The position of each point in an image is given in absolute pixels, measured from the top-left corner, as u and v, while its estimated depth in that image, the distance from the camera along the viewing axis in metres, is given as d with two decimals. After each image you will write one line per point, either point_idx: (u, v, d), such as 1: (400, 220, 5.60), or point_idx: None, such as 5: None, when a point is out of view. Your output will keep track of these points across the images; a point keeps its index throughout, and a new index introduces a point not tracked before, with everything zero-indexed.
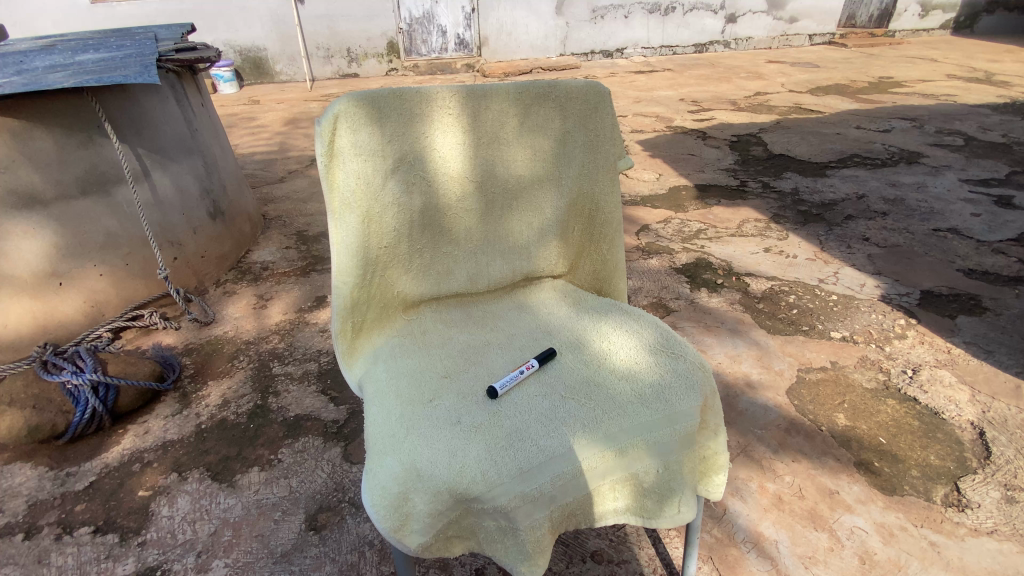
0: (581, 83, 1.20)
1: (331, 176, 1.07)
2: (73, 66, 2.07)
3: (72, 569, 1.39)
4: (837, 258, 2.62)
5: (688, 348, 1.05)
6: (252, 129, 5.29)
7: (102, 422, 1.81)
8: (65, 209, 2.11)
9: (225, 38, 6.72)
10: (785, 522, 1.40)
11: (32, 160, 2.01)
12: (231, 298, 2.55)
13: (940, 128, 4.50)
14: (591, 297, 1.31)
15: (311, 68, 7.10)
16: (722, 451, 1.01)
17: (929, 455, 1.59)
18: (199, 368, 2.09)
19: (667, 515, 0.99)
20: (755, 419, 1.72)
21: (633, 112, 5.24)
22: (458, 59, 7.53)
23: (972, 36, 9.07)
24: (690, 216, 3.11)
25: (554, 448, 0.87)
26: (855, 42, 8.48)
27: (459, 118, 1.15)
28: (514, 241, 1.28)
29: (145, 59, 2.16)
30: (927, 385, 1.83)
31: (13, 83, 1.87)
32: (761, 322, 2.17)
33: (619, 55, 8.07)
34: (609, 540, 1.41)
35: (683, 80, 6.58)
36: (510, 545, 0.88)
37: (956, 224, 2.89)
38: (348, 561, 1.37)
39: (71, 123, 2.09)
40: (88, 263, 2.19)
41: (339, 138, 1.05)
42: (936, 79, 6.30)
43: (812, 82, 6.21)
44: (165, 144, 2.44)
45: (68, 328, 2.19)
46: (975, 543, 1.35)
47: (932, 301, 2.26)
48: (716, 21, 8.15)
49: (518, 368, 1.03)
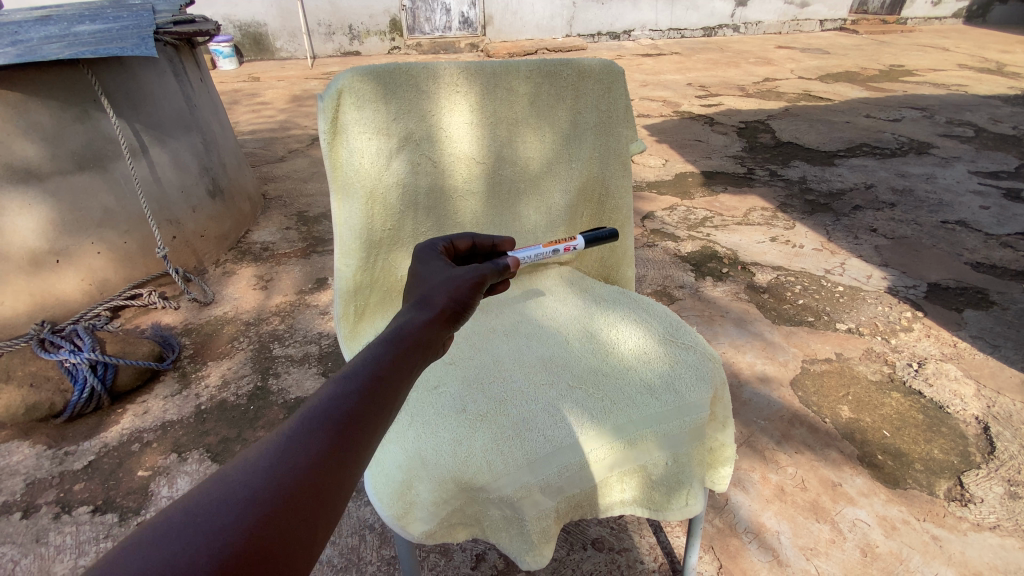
0: (595, 61, 1.16)
1: (334, 155, 1.05)
2: (68, 37, 2.01)
3: (71, 549, 1.38)
4: (844, 249, 2.59)
5: (698, 338, 1.02)
6: (254, 106, 5.23)
7: (101, 402, 1.80)
8: (61, 184, 2.07)
9: (225, 12, 6.61)
10: (786, 513, 1.40)
11: (28, 134, 1.97)
12: (230, 278, 2.51)
13: (951, 118, 4.43)
14: (598, 286, 1.27)
15: (312, 45, 7.01)
16: (730, 443, 0.99)
17: (934, 449, 1.58)
18: (198, 349, 2.06)
19: (675, 508, 0.98)
20: (759, 410, 1.70)
21: (640, 97, 5.17)
22: (462, 38, 7.40)
23: (984, 26, 8.93)
24: (696, 204, 3.07)
25: (562, 437, 0.85)
26: (866, 29, 8.34)
27: (467, 96, 1.12)
28: (521, 226, 1.26)
29: (142, 30, 2.11)
30: (933, 378, 1.82)
31: (8, 54, 1.82)
32: (766, 313, 2.15)
33: (625, 36, 7.94)
34: (609, 528, 1.40)
35: (691, 63, 6.50)
36: (516, 535, 0.87)
37: (965, 217, 2.86)
38: (349, 544, 1.36)
39: (67, 96, 2.05)
40: (87, 240, 2.17)
41: (343, 114, 1.02)
42: (946, 68, 6.20)
43: (822, 69, 6.12)
44: (163, 119, 2.40)
45: (66, 306, 2.16)
46: (977, 538, 1.34)
47: (939, 294, 2.25)
48: (725, 5, 8.00)
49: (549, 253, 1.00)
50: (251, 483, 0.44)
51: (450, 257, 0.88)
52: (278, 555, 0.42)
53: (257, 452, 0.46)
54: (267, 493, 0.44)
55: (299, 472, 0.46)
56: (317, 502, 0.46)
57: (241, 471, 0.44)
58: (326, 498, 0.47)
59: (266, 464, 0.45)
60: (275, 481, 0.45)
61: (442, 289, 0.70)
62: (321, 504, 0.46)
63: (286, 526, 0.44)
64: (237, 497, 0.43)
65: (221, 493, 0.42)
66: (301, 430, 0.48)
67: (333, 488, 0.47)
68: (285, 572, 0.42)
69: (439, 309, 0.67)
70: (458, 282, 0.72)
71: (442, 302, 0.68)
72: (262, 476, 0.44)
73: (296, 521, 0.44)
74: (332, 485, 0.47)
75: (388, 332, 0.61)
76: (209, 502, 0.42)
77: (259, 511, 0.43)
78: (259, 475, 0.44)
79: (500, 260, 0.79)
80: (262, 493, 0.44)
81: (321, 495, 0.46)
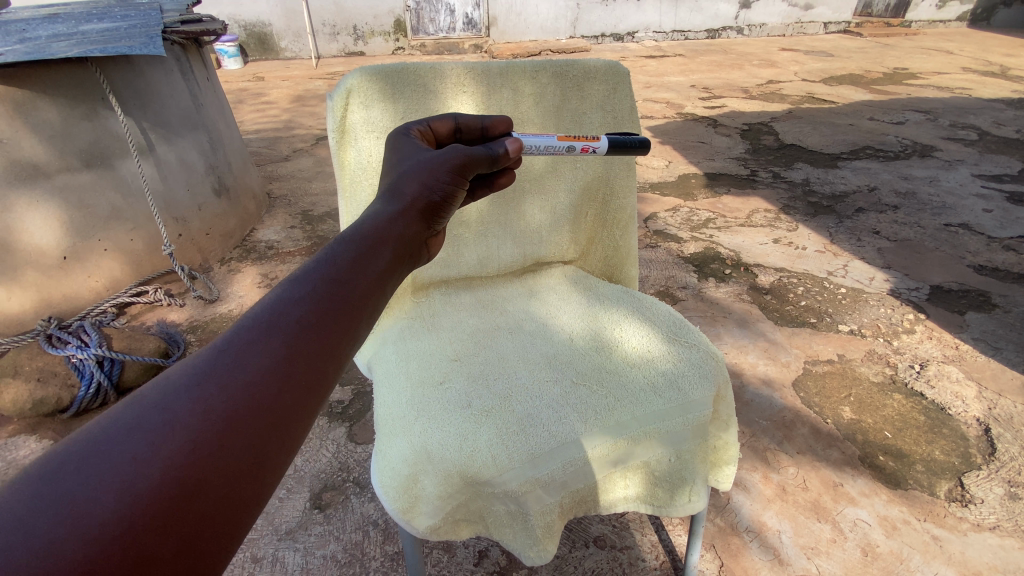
0: (600, 62, 1.16)
1: (342, 154, 1.09)
2: (76, 35, 2.03)
3: None
4: (847, 251, 2.60)
5: (701, 337, 1.03)
6: (258, 105, 5.25)
7: (107, 397, 1.82)
8: (69, 181, 2.08)
9: (230, 12, 6.63)
10: (787, 513, 1.41)
11: (36, 132, 1.99)
12: (235, 276, 2.53)
13: (954, 121, 4.43)
14: (602, 285, 1.28)
15: (317, 45, 7.04)
16: (734, 442, 1.00)
17: (935, 450, 1.58)
18: (204, 346, 2.08)
19: (678, 504, 0.99)
20: (761, 411, 1.71)
21: (643, 98, 5.18)
22: (466, 39, 7.42)
23: (988, 29, 8.93)
24: (699, 205, 3.08)
25: (566, 433, 0.86)
26: (869, 32, 8.34)
27: (472, 96, 1.13)
28: (525, 225, 1.29)
29: (150, 29, 2.13)
30: (935, 380, 1.83)
31: (16, 51, 1.83)
32: (769, 314, 2.16)
33: (629, 38, 7.94)
34: (611, 526, 1.41)
35: (694, 65, 6.51)
36: (520, 530, 0.88)
37: (968, 219, 2.87)
38: (353, 539, 1.37)
39: (75, 94, 2.06)
40: (93, 237, 2.18)
41: (350, 113, 1.07)
42: (951, 72, 6.20)
43: (826, 72, 6.12)
44: (170, 118, 2.42)
45: (73, 303, 2.18)
46: (977, 538, 1.35)
47: (941, 297, 2.25)
48: (729, 7, 8.01)
49: (562, 147, 0.94)
50: (167, 408, 0.43)
51: (431, 140, 0.91)
52: (207, 484, 0.42)
53: (176, 374, 0.45)
54: (188, 419, 0.43)
55: (226, 400, 0.45)
56: (250, 431, 0.45)
57: (157, 395, 0.43)
58: (263, 429, 0.46)
59: (187, 388, 0.44)
60: (202, 407, 0.43)
61: (413, 177, 0.71)
62: (255, 433, 0.45)
63: (216, 449, 0.43)
64: (151, 422, 0.42)
65: (132, 419, 0.41)
66: (237, 346, 0.47)
67: (281, 412, 0.47)
68: (222, 491, 0.43)
69: (399, 213, 0.66)
70: (434, 167, 0.73)
71: (413, 191, 0.70)
72: (181, 400, 0.43)
73: (228, 446, 0.44)
74: (267, 411, 0.46)
75: (341, 238, 0.60)
76: (119, 427, 0.41)
77: (177, 438, 0.42)
78: (180, 396, 0.43)
79: (497, 147, 0.83)
80: (181, 419, 0.42)
81: (262, 418, 0.46)
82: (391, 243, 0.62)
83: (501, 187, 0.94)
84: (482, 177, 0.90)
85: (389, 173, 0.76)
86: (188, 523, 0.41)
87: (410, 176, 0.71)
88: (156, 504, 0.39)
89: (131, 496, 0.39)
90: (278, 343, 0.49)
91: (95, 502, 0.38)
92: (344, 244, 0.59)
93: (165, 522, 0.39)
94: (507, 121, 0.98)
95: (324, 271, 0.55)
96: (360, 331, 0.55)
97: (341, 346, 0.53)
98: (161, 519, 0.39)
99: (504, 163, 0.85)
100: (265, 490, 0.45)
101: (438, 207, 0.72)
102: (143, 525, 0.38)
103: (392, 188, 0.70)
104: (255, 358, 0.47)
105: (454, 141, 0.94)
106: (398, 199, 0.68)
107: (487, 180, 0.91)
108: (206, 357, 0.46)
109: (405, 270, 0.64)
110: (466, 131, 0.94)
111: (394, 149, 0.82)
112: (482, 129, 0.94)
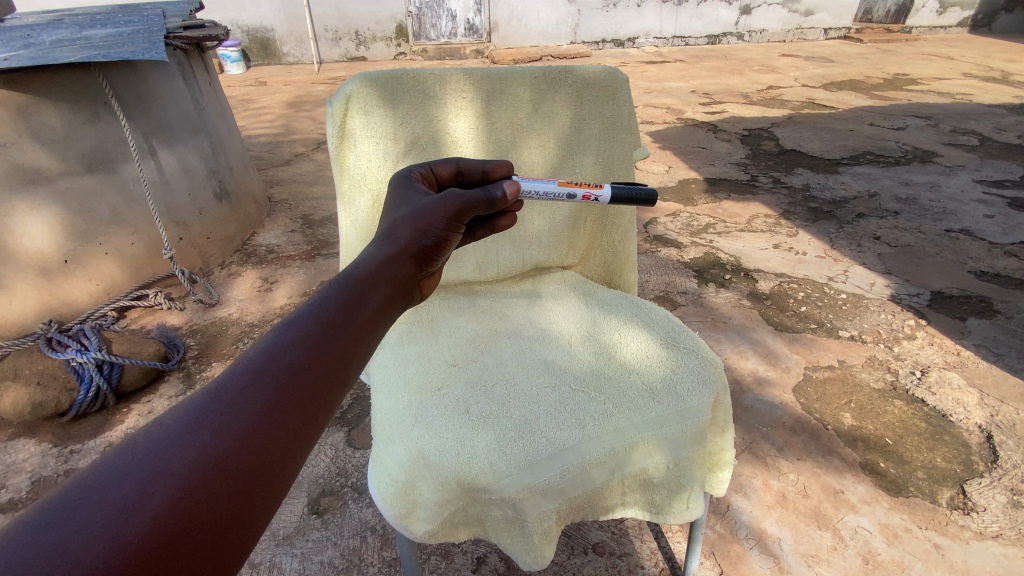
0: (599, 68, 1.15)
1: (342, 158, 1.10)
2: (80, 41, 2.05)
3: None
4: (847, 256, 2.60)
5: (699, 343, 1.03)
6: (259, 110, 5.27)
7: (107, 401, 1.81)
8: (70, 186, 2.09)
9: (233, 17, 6.67)
10: (788, 520, 1.40)
11: (38, 136, 2.00)
12: (235, 280, 2.53)
13: (955, 127, 4.43)
14: (602, 290, 1.28)
15: (319, 50, 7.07)
16: (729, 447, 0.99)
17: (936, 457, 1.57)
18: (203, 350, 2.07)
19: (676, 511, 0.98)
20: (761, 417, 1.71)
21: (643, 103, 5.19)
22: (467, 44, 7.44)
23: (989, 35, 8.94)
24: (700, 210, 3.08)
25: (564, 440, 0.86)
26: (871, 38, 8.36)
27: (472, 102, 1.13)
28: (525, 231, 1.30)
29: (153, 35, 2.14)
30: (936, 386, 1.82)
31: (20, 57, 1.85)
32: (769, 319, 2.16)
33: (630, 44, 7.96)
34: (610, 532, 1.41)
35: (695, 71, 6.53)
36: (518, 536, 0.87)
37: (969, 225, 2.86)
38: (350, 545, 1.36)
39: (78, 98, 2.07)
40: (94, 242, 2.18)
41: (350, 119, 1.08)
42: (952, 77, 6.20)
43: (826, 77, 6.14)
44: (171, 123, 2.43)
45: (73, 307, 2.18)
46: (979, 547, 1.34)
47: (942, 303, 2.24)
48: (729, 13, 8.05)
49: (562, 194, 0.94)
50: (158, 454, 0.42)
51: (432, 184, 0.91)
52: (196, 529, 0.41)
53: (170, 419, 0.45)
54: (180, 466, 0.42)
55: (217, 444, 0.45)
56: (240, 465, 0.45)
57: (150, 441, 0.43)
58: (255, 462, 0.46)
59: (179, 434, 0.44)
60: (193, 450, 0.43)
61: (408, 220, 0.72)
62: (246, 467, 0.45)
63: (206, 486, 0.43)
64: (144, 470, 0.41)
65: (125, 466, 0.41)
66: (232, 388, 0.48)
67: (273, 444, 0.47)
68: (209, 524, 0.42)
69: (392, 257, 0.66)
70: (430, 213, 0.73)
71: (407, 234, 0.70)
72: (174, 447, 0.43)
73: (218, 484, 0.43)
74: (260, 451, 0.46)
75: (336, 281, 0.60)
76: (112, 473, 0.41)
77: (169, 483, 0.41)
78: (170, 440, 0.43)
79: (495, 189, 0.81)
80: (173, 466, 0.42)
81: (252, 456, 0.46)
82: (383, 285, 0.62)
83: (503, 229, 0.93)
84: (482, 218, 0.90)
85: (387, 216, 0.76)
86: (180, 559, 0.40)
87: (404, 219, 0.72)
88: (146, 550, 0.39)
89: (119, 543, 0.38)
90: (269, 388, 0.49)
91: (84, 547, 0.37)
92: (337, 287, 0.59)
93: (157, 558, 0.39)
94: (508, 166, 0.98)
95: (318, 315, 0.56)
96: (352, 364, 0.55)
97: (334, 380, 0.53)
98: (150, 560, 0.39)
99: (501, 206, 0.84)
100: (258, 522, 0.45)
101: (431, 254, 0.72)
102: (134, 560, 0.38)
103: (386, 232, 0.70)
104: (249, 402, 0.48)
105: (455, 184, 0.94)
106: (392, 241, 0.69)
107: (488, 223, 0.91)
108: (200, 399, 0.47)
109: (398, 308, 0.65)
110: (468, 174, 0.94)
111: (395, 195, 0.82)
112: (484, 172, 0.95)
